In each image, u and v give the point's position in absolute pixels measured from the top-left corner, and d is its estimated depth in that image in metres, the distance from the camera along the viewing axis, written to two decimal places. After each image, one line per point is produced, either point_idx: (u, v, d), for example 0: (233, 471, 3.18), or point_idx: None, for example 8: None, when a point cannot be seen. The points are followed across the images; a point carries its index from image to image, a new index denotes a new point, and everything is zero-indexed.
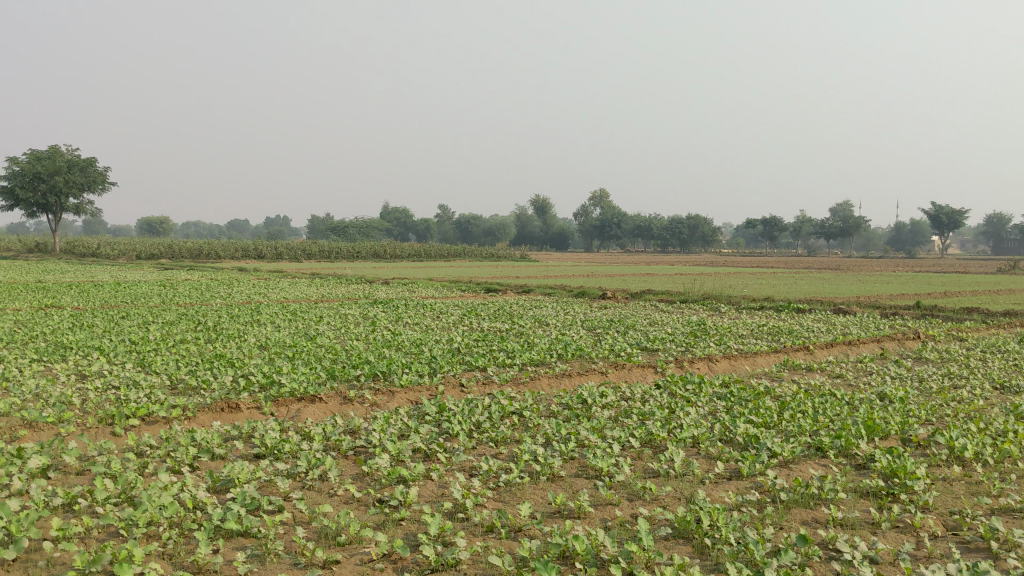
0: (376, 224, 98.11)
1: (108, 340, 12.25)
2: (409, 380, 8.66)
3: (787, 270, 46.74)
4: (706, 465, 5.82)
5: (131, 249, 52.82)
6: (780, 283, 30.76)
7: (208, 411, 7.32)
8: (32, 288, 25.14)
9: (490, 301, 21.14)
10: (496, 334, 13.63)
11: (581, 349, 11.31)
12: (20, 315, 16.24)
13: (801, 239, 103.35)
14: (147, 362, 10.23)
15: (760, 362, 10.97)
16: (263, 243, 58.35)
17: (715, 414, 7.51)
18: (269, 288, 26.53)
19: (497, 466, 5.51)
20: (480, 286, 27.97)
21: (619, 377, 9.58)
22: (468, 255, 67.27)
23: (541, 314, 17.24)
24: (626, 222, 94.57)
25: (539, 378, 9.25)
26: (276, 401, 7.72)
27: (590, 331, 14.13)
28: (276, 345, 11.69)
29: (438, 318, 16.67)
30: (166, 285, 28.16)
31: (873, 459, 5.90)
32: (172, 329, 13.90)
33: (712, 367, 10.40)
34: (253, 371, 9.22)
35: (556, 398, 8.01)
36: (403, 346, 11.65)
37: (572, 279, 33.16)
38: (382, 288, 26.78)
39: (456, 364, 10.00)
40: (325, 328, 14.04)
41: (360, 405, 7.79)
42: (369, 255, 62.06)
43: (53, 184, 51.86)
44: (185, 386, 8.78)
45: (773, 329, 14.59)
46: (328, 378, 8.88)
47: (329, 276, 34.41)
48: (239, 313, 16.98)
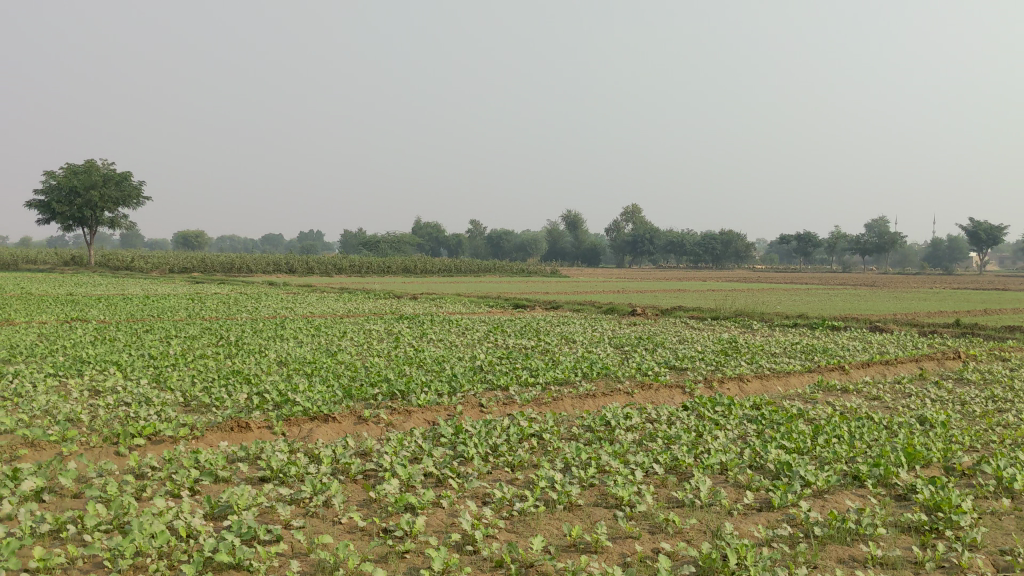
0: (407, 239, 98.33)
1: (128, 354, 12.11)
2: (427, 400, 8.37)
3: (821, 286, 46.00)
4: (735, 494, 5.47)
5: (165, 262, 53.37)
6: (815, 300, 30.19)
7: (216, 431, 7.08)
8: (62, 300, 25.25)
9: (517, 317, 20.84)
10: (521, 352, 13.33)
11: (607, 368, 10.98)
12: (46, 329, 16.18)
13: (836, 256, 102.12)
14: (163, 378, 10.04)
15: (794, 383, 10.56)
16: (295, 258, 58.54)
17: (745, 439, 7.16)
18: (296, 302, 26.44)
19: (511, 492, 5.21)
20: (508, 301, 27.70)
21: (645, 397, 9.25)
22: (499, 271, 67.09)
23: (568, 331, 16.91)
24: (658, 237, 93.98)
25: (562, 398, 8.93)
26: (287, 420, 7.46)
27: (618, 349, 13.78)
28: (295, 362, 11.47)
29: (463, 334, 16.40)
30: (196, 298, 28.26)
31: (914, 490, 5.52)
32: (194, 343, 13.75)
33: (742, 387, 10.03)
34: (268, 389, 8.99)
35: (578, 419, 7.70)
36: (425, 363, 11.38)
37: (602, 295, 32.82)
38: (410, 303, 26.60)
39: (477, 383, 9.71)
40: (347, 344, 13.82)
41: (374, 425, 7.52)
42: (400, 270, 62.05)
43: (89, 198, 52.36)
44: (197, 404, 8.57)
45: (807, 348, 14.14)
46: (344, 397, 8.62)
47: (358, 290, 34.32)
48: (263, 328, 16.83)
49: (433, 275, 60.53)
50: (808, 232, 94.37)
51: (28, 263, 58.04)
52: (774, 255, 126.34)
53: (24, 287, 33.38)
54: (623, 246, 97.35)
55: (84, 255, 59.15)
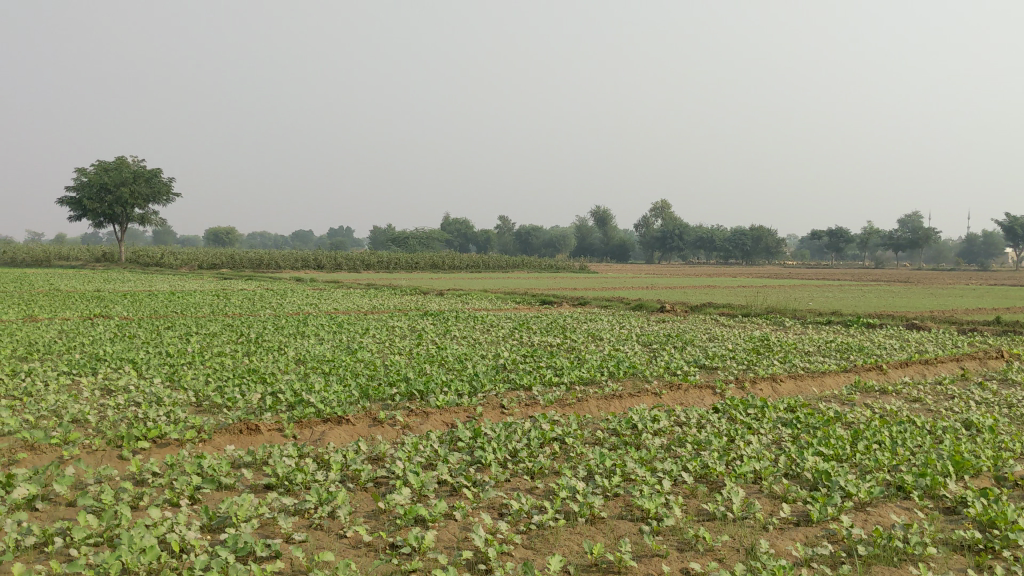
0: (436, 235, 98.25)
1: (145, 352, 11.89)
2: (446, 400, 8.05)
3: (854, 282, 45.15)
4: (770, 506, 5.10)
5: (195, 259, 53.64)
6: (848, 297, 29.55)
7: (224, 433, 6.79)
8: (88, 297, 25.24)
9: (544, 314, 20.45)
10: (547, 350, 12.98)
11: (634, 367, 10.59)
12: (67, 325, 16.03)
13: (868, 252, 100.68)
14: (178, 376, 9.80)
15: (830, 384, 10.11)
16: (323, 254, 58.49)
17: (779, 444, 6.78)
18: (321, 298, 26.25)
19: (529, 504, 4.88)
20: (536, 297, 27.32)
21: (673, 398, 8.86)
22: (527, 267, 66.73)
23: (595, 328, 16.51)
24: (688, 233, 93.16)
25: (587, 399, 8.57)
26: (299, 422, 7.16)
27: (646, 348, 13.38)
28: (314, 360, 11.18)
29: (488, 331, 16.05)
30: (221, 294, 28.11)
31: (965, 503, 5.12)
32: (213, 341, 13.52)
33: (775, 388, 9.61)
34: (282, 388, 8.71)
35: (603, 422, 7.34)
36: (446, 362, 11.06)
37: (631, 291, 32.36)
38: (436, 300, 26.31)
39: (498, 383, 9.38)
40: (369, 342, 13.53)
41: (390, 428, 7.20)
42: (427, 266, 61.84)
43: (120, 195, 52.59)
44: (210, 404, 8.31)
45: (842, 346, 13.65)
46: (360, 397, 8.31)
47: (385, 286, 34.12)
48: (285, 324, 16.58)
49: (461, 271, 60.24)
50: (840, 227, 93.07)
51: (59, 259, 58.42)
52: (805, 250, 124.85)
53: (53, 283, 33.49)
54: (652, 242, 96.59)
55: (115, 251, 59.47)
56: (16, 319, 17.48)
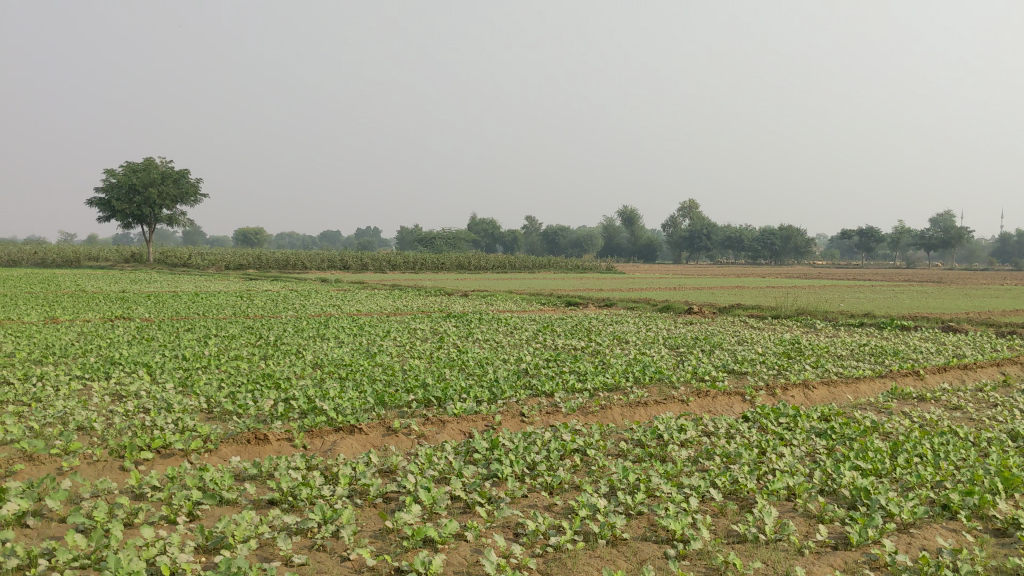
0: (462, 234, 98.12)
1: (160, 355, 11.68)
2: (463, 408, 7.75)
3: (884, 283, 44.39)
4: (805, 528, 4.77)
5: (222, 259, 53.80)
6: (880, 297, 28.96)
7: (231, 443, 6.53)
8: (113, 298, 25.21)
9: (569, 316, 20.10)
10: (570, 354, 12.63)
11: (661, 372, 10.23)
12: (88, 327, 15.91)
13: (899, 251, 99.32)
14: (190, 381, 9.56)
15: (865, 391, 9.71)
16: (349, 254, 58.46)
17: (813, 457, 6.43)
18: (345, 299, 26.07)
19: (546, 524, 4.56)
20: (561, 298, 26.99)
21: (701, 406, 8.51)
22: (553, 267, 66.38)
23: (620, 331, 16.14)
24: (716, 233, 92.39)
25: (610, 406, 8.24)
26: (310, 432, 6.89)
27: (672, 351, 13.00)
28: (331, 364, 10.91)
29: (511, 334, 15.73)
30: (245, 295, 28.00)
31: (1017, 525, 4.76)
32: (231, 343, 13.30)
33: (808, 395, 9.21)
34: (295, 395, 8.44)
35: (626, 432, 7.01)
36: (467, 366, 10.75)
37: (658, 292, 31.92)
38: (460, 301, 26.02)
39: (519, 389, 9.06)
40: (389, 345, 13.25)
41: (404, 437, 6.92)
42: (454, 267, 61.68)
43: (148, 196, 52.78)
44: (221, 411, 8.05)
45: (876, 350, 13.21)
46: (375, 404, 8.02)
47: (410, 287, 33.90)
48: (306, 326, 16.35)
49: (487, 272, 59.97)
50: (871, 227, 91.92)
51: (89, 260, 58.79)
52: (835, 250, 123.52)
53: (81, 284, 33.60)
54: (679, 242, 95.83)
55: (143, 251, 59.76)
56: (37, 320, 17.39)
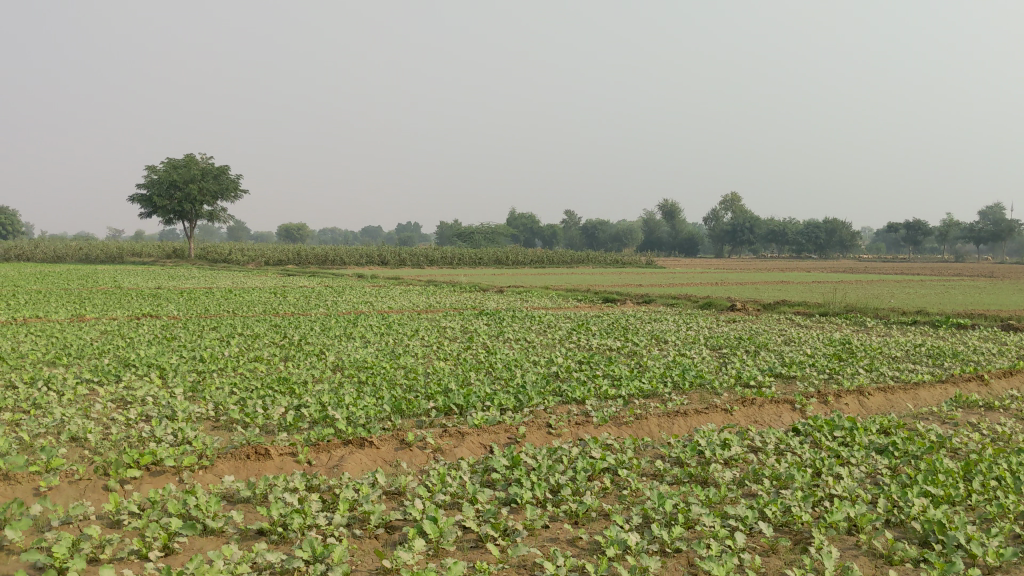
0: (501, 229, 97.54)
1: (177, 356, 11.18)
2: (485, 419, 7.15)
3: (935, 278, 42.91)
4: (870, 573, 4.11)
5: (261, 255, 53.75)
6: (930, 294, 27.92)
7: (229, 458, 5.96)
8: (145, 295, 24.94)
9: (606, 313, 19.41)
10: (605, 355, 11.97)
11: (702, 377, 9.53)
12: (112, 325, 15.52)
13: (947, 244, 97.12)
14: (202, 386, 9.02)
15: (926, 398, 8.95)
16: (388, 250, 58.22)
17: (875, 479, 5.76)
18: (378, 296, 25.58)
19: (569, 565, 3.96)
20: (598, 295, 26.26)
21: (746, 416, 7.83)
22: (593, 261, 65.60)
23: (659, 330, 15.43)
24: (759, 227, 90.98)
25: (646, 416, 7.57)
26: (316, 446, 6.30)
27: (714, 352, 12.28)
28: (353, 366, 10.37)
29: (544, 333, 15.09)
30: (279, 292, 27.61)
31: None
32: (254, 343, 12.79)
33: (863, 403, 8.48)
34: (308, 401, 7.87)
35: (663, 448, 6.36)
36: (494, 369, 10.14)
37: (698, 288, 31.05)
38: (494, 298, 25.42)
39: (549, 396, 8.43)
40: (416, 346, 12.67)
41: (419, 452, 6.33)
42: (492, 262, 61.19)
43: (188, 192, 52.80)
44: (228, 420, 7.51)
45: (933, 351, 12.38)
46: (391, 413, 7.42)
47: (445, 283, 33.35)
48: (334, 325, 15.84)
49: (525, 267, 59.39)
50: (918, 220, 89.92)
51: (132, 256, 59.04)
52: (881, 245, 121.25)
53: (118, 280, 33.49)
54: (722, 236, 94.50)
55: (183, 247, 59.94)
56: (64, 317, 17.06)
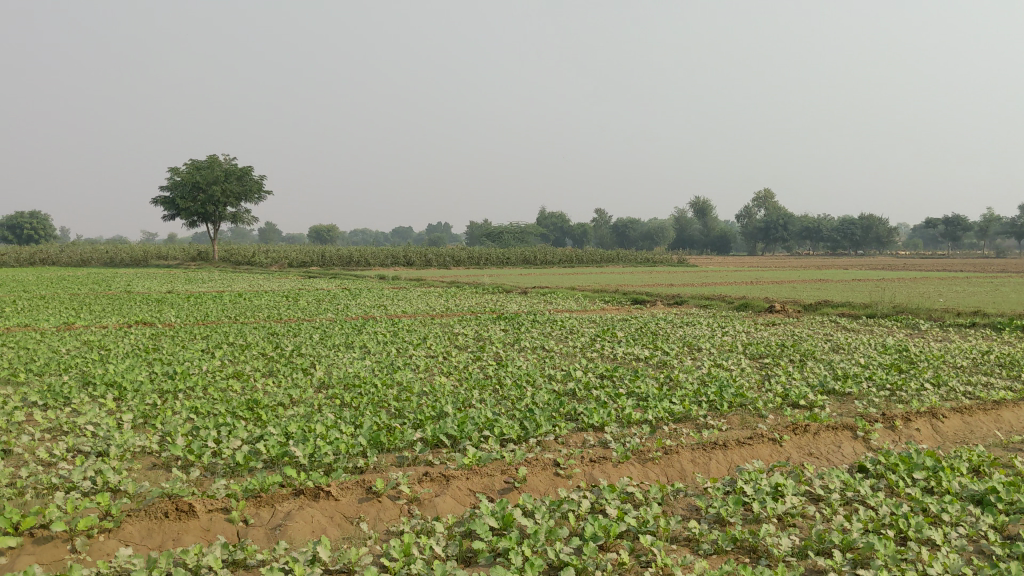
0: (531, 228, 96.11)
1: (149, 373, 9.97)
2: (479, 456, 5.83)
3: (979, 275, 41.18)
4: None
5: (284, 258, 52.79)
6: (979, 292, 26.28)
7: (141, 520, 4.68)
8: (150, 300, 23.84)
9: (633, 316, 17.97)
10: (631, 367, 10.58)
11: (744, 397, 8.10)
12: (97, 335, 14.27)
13: (986, 240, 94.66)
14: (157, 412, 7.73)
15: (1012, 421, 7.49)
16: (413, 250, 57.07)
17: (979, 547, 4.37)
18: (395, 298, 24.38)
19: None
20: (627, 296, 24.82)
21: (799, 449, 6.44)
22: (624, 260, 64.05)
23: (691, 335, 13.98)
24: (794, 223, 88.94)
25: (677, 450, 6.23)
26: (256, 499, 5.01)
27: (754, 363, 10.88)
28: (342, 383, 9.07)
29: (564, 340, 13.66)
30: (292, 295, 26.39)
31: None
32: (241, 355, 11.53)
33: (937, 431, 7.05)
34: (271, 433, 6.57)
35: (699, 499, 5.02)
36: (502, 386, 8.81)
37: (731, 288, 29.51)
38: (517, 299, 24.02)
39: (561, 422, 7.09)
40: (418, 357, 11.31)
41: (390, 506, 5.02)
42: (520, 260, 59.92)
43: (212, 193, 51.92)
44: (170, 456, 6.22)
45: (1002, 360, 10.86)
46: (366, 447, 6.13)
47: (468, 285, 32.08)
48: (336, 331, 14.57)
49: (555, 266, 58.06)
50: (957, 214, 87.51)
51: (157, 259, 58.37)
52: (917, 240, 119.02)
53: (133, 285, 32.50)
54: (755, 234, 92.52)
55: (208, 250, 59.24)
56: (52, 326, 15.92)
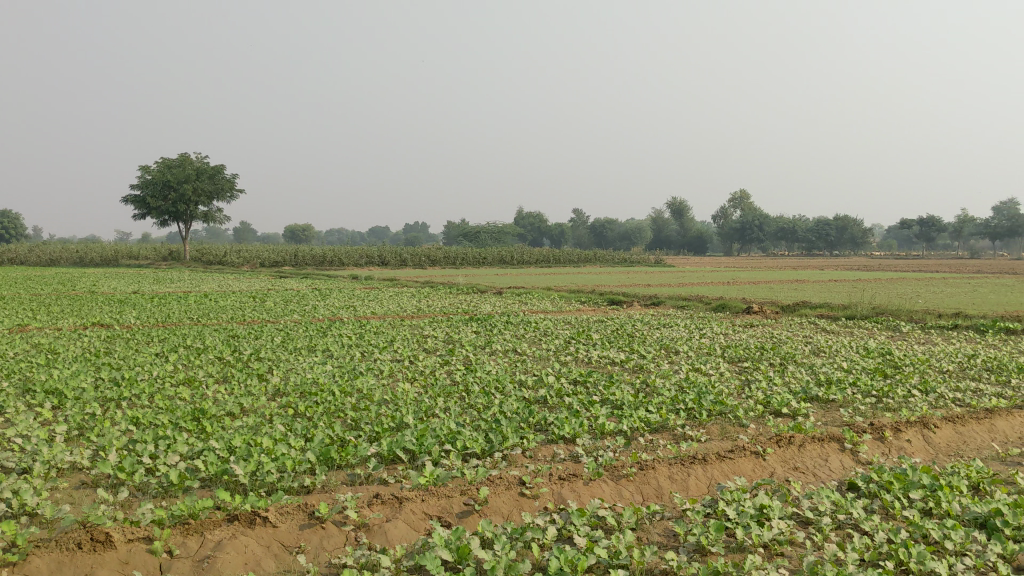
0: (508, 228, 95.62)
1: (95, 379, 9.38)
2: (436, 474, 5.33)
3: (955, 275, 41.07)
4: None
5: (256, 257, 52.00)
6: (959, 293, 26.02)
7: (51, 551, 4.15)
8: (113, 300, 23.14)
9: (608, 317, 17.53)
10: (605, 372, 10.10)
11: (723, 405, 7.63)
12: (49, 338, 13.62)
13: (961, 241, 95.08)
14: (94, 423, 7.17)
15: (1007, 431, 7.08)
16: (388, 250, 56.40)
17: None
18: (365, 299, 23.74)
19: None
20: (603, 297, 24.36)
21: (784, 465, 5.98)
22: (601, 259, 63.65)
23: (668, 338, 13.50)
24: (770, 223, 89.00)
25: (653, 465, 5.75)
26: (184, 526, 4.49)
27: (734, 368, 10.43)
28: (298, 390, 8.53)
29: (536, 344, 13.14)
30: (260, 295, 25.70)
31: None
32: (197, 360, 10.94)
33: (928, 442, 6.62)
34: (212, 447, 6.03)
35: (676, 524, 4.54)
36: (468, 394, 8.30)
37: (709, 289, 29.14)
38: (491, 300, 23.48)
39: (528, 433, 6.59)
40: (383, 361, 10.78)
41: (334, 534, 4.52)
42: (496, 260, 59.41)
43: (183, 192, 51.01)
44: (100, 474, 5.68)
45: (989, 364, 10.47)
46: (315, 464, 5.62)
47: (442, 285, 31.53)
48: (300, 334, 14.00)
49: (531, 267, 57.59)
50: (932, 215, 87.77)
51: (128, 259, 57.39)
52: (892, 242, 119.48)
53: (98, 285, 31.67)
54: (732, 233, 92.48)
55: (179, 250, 58.29)
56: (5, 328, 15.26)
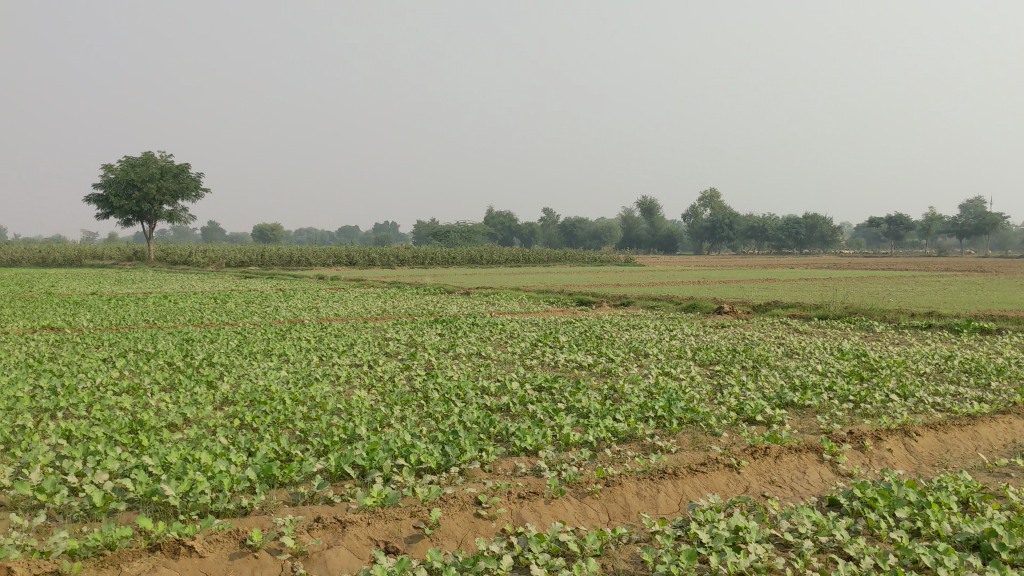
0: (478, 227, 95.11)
1: (32, 388, 8.81)
2: (385, 494, 4.89)
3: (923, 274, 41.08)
4: None
5: (222, 257, 51.12)
6: (931, 291, 25.88)
7: None
8: (69, 302, 22.44)
9: (576, 318, 17.16)
10: (573, 376, 9.69)
11: (695, 413, 7.23)
12: None
13: (929, 239, 95.69)
14: (22, 437, 6.65)
15: (990, 438, 6.77)
16: (356, 249, 55.71)
17: None
18: (329, 300, 23.18)
19: None
20: (572, 297, 24.00)
21: (759, 478, 5.60)
22: (571, 259, 63.30)
23: (638, 340, 13.12)
24: (740, 222, 89.16)
25: (621, 480, 5.36)
26: (99, 558, 4.03)
27: (705, 372, 10.06)
28: (248, 398, 8.05)
29: (502, 347, 12.71)
30: (222, 296, 25.05)
31: None
32: (146, 366, 10.40)
33: (910, 452, 6.28)
34: (144, 464, 5.56)
35: (644, 550, 4.15)
36: (428, 402, 7.87)
37: (679, 289, 28.81)
38: (458, 301, 23.03)
39: (487, 445, 6.17)
40: (342, 366, 10.31)
41: (268, 564, 4.08)
42: (466, 260, 58.88)
43: (146, 191, 50.01)
44: (19, 496, 5.19)
45: (967, 366, 10.17)
46: (254, 482, 5.17)
47: (409, 286, 30.93)
48: (257, 338, 13.47)
49: (501, 266, 57.11)
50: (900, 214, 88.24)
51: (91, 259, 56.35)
52: (860, 240, 120.18)
53: (56, 287, 30.84)
54: (702, 232, 92.55)
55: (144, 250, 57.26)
56: None
